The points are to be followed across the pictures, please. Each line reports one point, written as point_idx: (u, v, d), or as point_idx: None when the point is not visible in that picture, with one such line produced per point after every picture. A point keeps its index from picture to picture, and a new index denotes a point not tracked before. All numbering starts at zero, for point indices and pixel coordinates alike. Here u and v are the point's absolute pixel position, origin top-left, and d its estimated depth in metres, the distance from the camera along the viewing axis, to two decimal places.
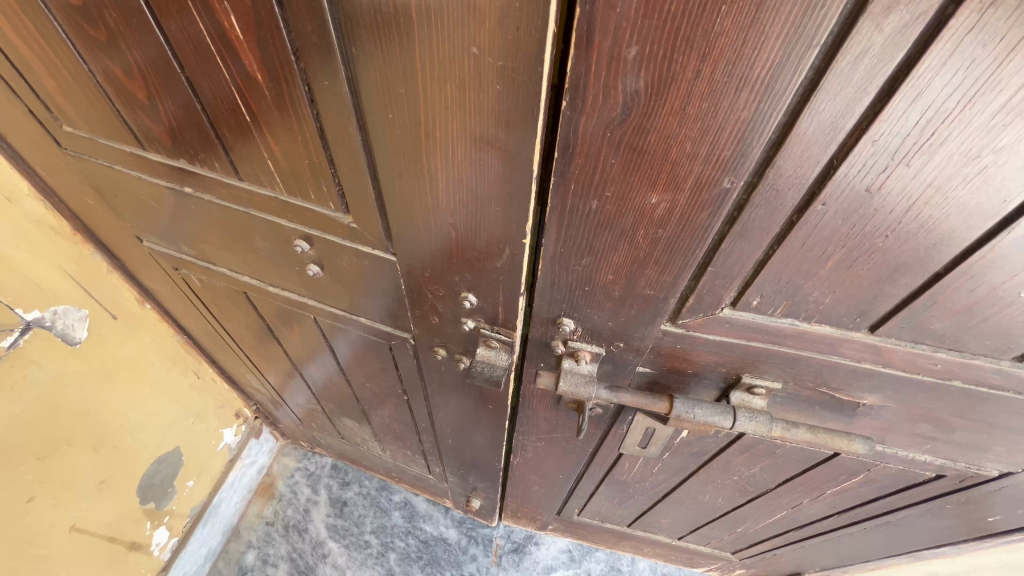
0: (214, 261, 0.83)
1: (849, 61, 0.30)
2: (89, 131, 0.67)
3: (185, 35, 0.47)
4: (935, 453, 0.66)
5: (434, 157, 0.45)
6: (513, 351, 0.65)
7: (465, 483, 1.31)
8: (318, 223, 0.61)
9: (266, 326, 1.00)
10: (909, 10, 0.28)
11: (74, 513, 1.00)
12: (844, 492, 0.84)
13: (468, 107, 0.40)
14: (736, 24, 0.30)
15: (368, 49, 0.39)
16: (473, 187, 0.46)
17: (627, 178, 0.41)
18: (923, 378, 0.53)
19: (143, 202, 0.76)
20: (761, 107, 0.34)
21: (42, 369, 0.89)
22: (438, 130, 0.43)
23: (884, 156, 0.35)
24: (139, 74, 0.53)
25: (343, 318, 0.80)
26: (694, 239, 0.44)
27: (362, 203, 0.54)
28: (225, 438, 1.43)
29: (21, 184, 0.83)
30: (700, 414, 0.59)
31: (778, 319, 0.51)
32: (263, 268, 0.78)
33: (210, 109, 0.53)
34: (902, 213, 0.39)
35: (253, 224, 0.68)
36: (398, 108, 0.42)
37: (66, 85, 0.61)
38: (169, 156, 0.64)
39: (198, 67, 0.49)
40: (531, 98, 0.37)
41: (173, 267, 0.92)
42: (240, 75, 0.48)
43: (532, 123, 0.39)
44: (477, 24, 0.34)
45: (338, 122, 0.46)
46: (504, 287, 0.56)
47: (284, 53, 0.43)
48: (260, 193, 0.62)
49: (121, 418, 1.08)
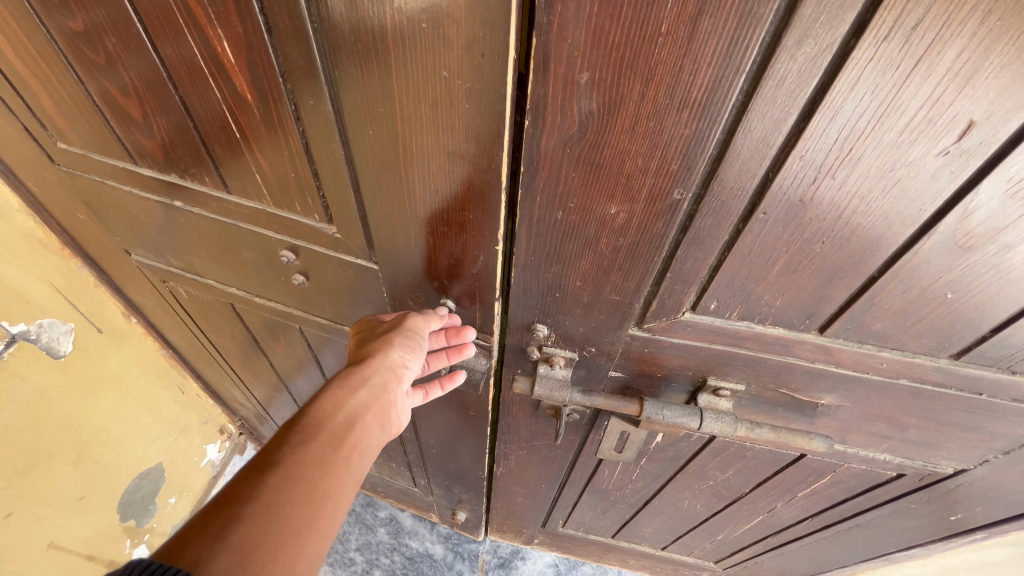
0: (202, 273, 0.85)
1: (772, 86, 0.35)
2: (83, 147, 0.70)
3: (179, 57, 0.50)
4: (893, 452, 0.70)
5: (411, 170, 0.49)
6: (490, 356, 0.68)
7: (450, 495, 1.31)
8: (304, 234, 0.64)
9: (253, 339, 1.01)
10: (817, 43, 0.32)
11: (52, 530, 0.99)
12: (814, 494, 0.87)
13: (441, 125, 0.43)
14: (673, 53, 0.34)
15: (350, 73, 0.43)
16: (449, 198, 0.50)
17: (588, 190, 0.44)
18: (873, 377, 0.57)
19: (134, 216, 0.79)
20: (701, 126, 0.38)
21: (24, 381, 0.91)
22: (414, 146, 0.46)
23: (812, 169, 0.39)
24: (134, 94, 0.57)
25: (329, 327, 0.82)
26: (653, 246, 0.48)
27: (345, 215, 0.58)
28: (209, 453, 1.42)
29: (12, 199, 0.86)
30: (669, 415, 0.63)
31: (735, 322, 0.55)
32: (251, 280, 0.80)
33: (203, 128, 0.57)
34: (833, 221, 0.43)
35: (241, 237, 0.71)
36: (377, 126, 0.46)
37: (64, 104, 0.64)
38: (160, 171, 0.67)
39: (190, 87, 0.53)
40: (497, 117, 0.41)
41: (161, 280, 0.94)
42: (233, 100, 0.51)
43: (497, 138, 0.42)
44: (445, 51, 0.38)
45: (321, 138, 0.50)
46: (479, 294, 0.59)
47: (273, 79, 0.47)
48: (248, 206, 0.64)
49: (103, 432, 1.08)
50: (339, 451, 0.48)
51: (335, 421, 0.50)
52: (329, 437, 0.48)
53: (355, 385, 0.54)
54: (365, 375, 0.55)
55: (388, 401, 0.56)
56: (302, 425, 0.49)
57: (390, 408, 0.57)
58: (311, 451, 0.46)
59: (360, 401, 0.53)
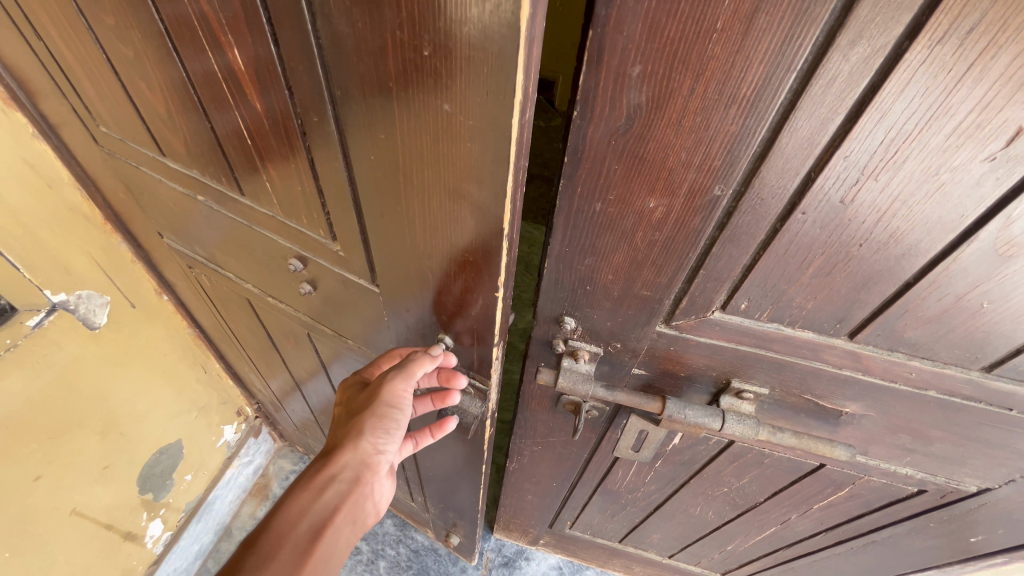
0: (223, 266, 0.88)
1: (822, 85, 0.35)
2: (119, 132, 0.73)
3: (199, 65, 0.53)
4: (915, 466, 0.69)
5: (413, 199, 0.50)
6: (486, 399, 0.70)
7: (444, 516, 1.31)
8: (311, 245, 0.66)
9: (268, 335, 1.03)
10: (870, 44, 0.33)
11: (76, 497, 1.02)
12: (830, 507, 0.86)
13: (442, 159, 0.45)
14: (726, 49, 0.35)
15: (354, 98, 0.44)
16: (447, 230, 0.51)
17: (628, 183, 0.45)
18: (900, 387, 0.57)
19: (164, 204, 0.82)
20: (746, 122, 0.39)
21: (61, 350, 0.94)
22: (415, 177, 0.48)
23: (855, 170, 0.40)
24: (161, 90, 0.60)
25: (334, 336, 0.84)
26: (688, 242, 0.49)
27: (348, 234, 0.60)
28: (225, 434, 1.46)
29: (62, 171, 0.88)
30: (691, 415, 0.63)
31: (764, 324, 0.55)
32: (266, 280, 0.83)
33: (221, 136, 0.60)
34: (872, 224, 0.43)
35: (255, 238, 0.74)
36: (380, 150, 0.47)
37: (103, 93, 0.67)
38: (185, 166, 0.70)
39: (210, 94, 0.56)
40: (499, 156, 0.42)
41: (188, 266, 0.97)
42: (250, 113, 0.54)
43: (499, 180, 0.43)
44: (447, 87, 0.39)
45: (327, 156, 0.52)
46: (479, 334, 0.61)
47: (282, 95, 0.49)
48: (260, 211, 0.67)
49: (130, 406, 1.11)
50: (300, 563, 0.54)
51: (298, 529, 0.57)
52: (291, 551, 0.55)
53: (321, 485, 0.62)
54: (331, 473, 0.63)
55: (356, 492, 0.64)
56: (265, 539, 0.56)
57: (359, 497, 0.65)
58: (277, 562, 0.53)
59: (325, 503, 0.61)
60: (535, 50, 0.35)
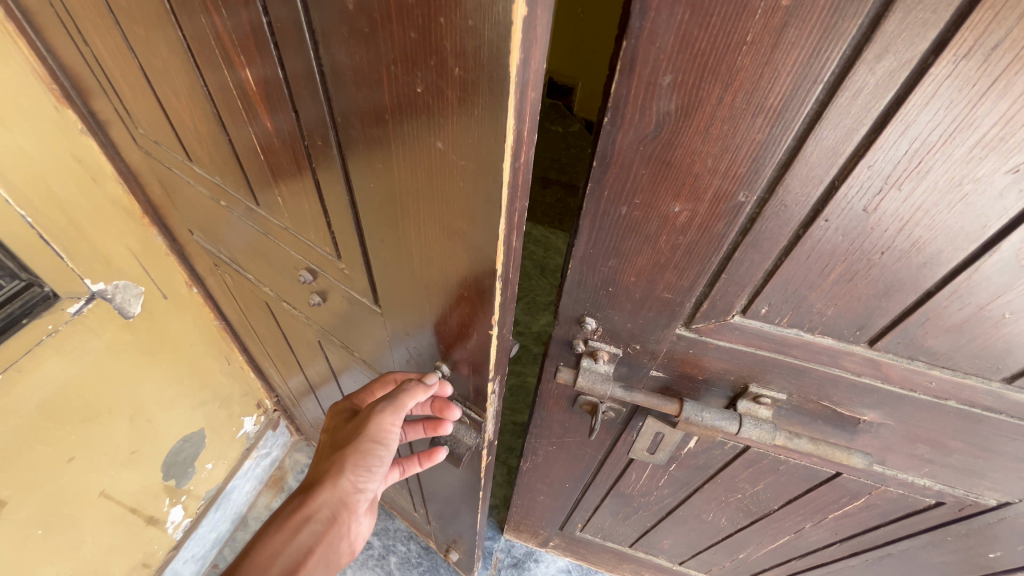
0: (245, 268, 0.92)
1: (848, 97, 0.37)
2: (152, 135, 0.78)
3: (217, 84, 0.57)
4: (933, 478, 0.69)
5: (411, 227, 0.52)
6: (483, 429, 0.71)
7: (445, 531, 1.31)
8: (319, 260, 0.69)
9: (284, 337, 1.06)
10: (896, 58, 0.34)
11: (104, 479, 1.07)
12: (845, 517, 0.86)
13: (437, 192, 0.46)
14: (755, 61, 0.36)
15: (353, 127, 0.47)
16: (443, 261, 0.53)
17: (655, 188, 0.47)
18: (919, 396, 0.58)
19: (192, 205, 0.87)
20: (773, 131, 0.40)
21: (97, 338, 0.98)
22: (412, 208, 0.50)
23: (879, 179, 0.41)
24: (185, 101, 0.64)
25: (341, 346, 0.87)
26: (711, 246, 0.50)
27: (352, 253, 0.63)
28: (245, 426, 1.49)
29: (106, 166, 0.92)
30: (708, 418, 0.64)
31: (784, 329, 0.56)
32: (280, 285, 0.86)
33: (238, 149, 0.64)
34: (895, 232, 0.44)
35: (271, 246, 0.77)
36: (379, 179, 0.49)
37: (139, 100, 0.72)
38: (209, 173, 0.74)
39: (228, 112, 0.59)
40: (487, 192, 0.43)
41: (214, 263, 1.02)
42: (262, 131, 0.57)
43: (488, 218, 0.44)
44: (439, 124, 0.41)
45: (331, 179, 0.55)
46: (478, 365, 0.62)
47: (290, 118, 0.52)
48: (274, 222, 0.71)
49: (158, 394, 1.15)
50: None
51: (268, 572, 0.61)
52: None
53: (297, 525, 0.65)
54: (307, 513, 0.66)
55: (332, 529, 0.67)
56: None
57: (334, 535, 0.68)
58: None
59: (297, 544, 0.64)
60: (529, 97, 0.36)
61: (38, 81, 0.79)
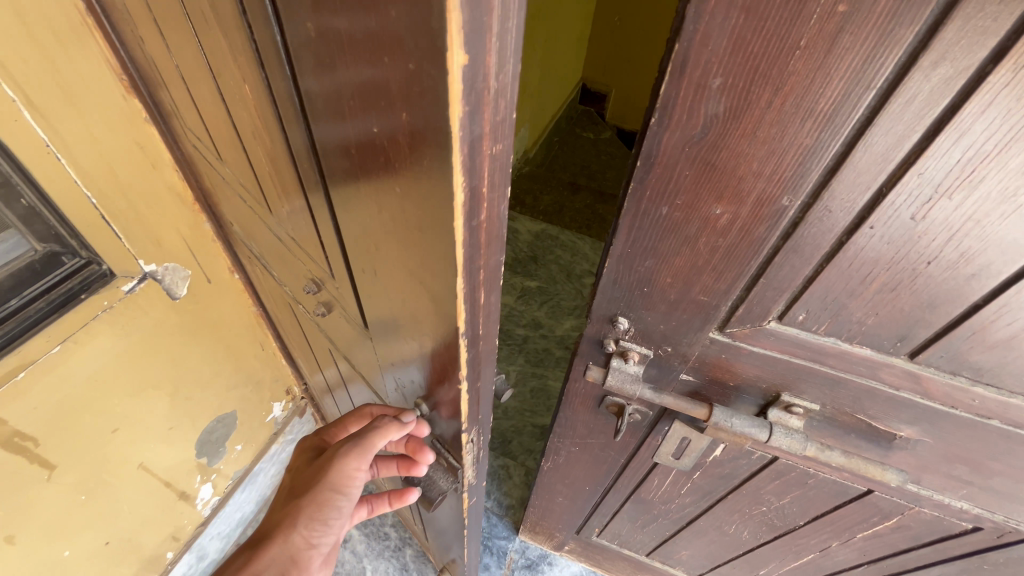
0: (270, 267, 0.96)
1: (901, 103, 0.37)
2: (195, 133, 0.84)
3: (231, 99, 0.60)
4: (972, 501, 0.67)
5: (384, 262, 0.51)
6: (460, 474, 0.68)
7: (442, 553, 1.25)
8: (320, 273, 0.73)
9: (305, 336, 1.10)
10: (953, 65, 0.34)
11: (143, 452, 1.12)
12: (875, 538, 0.84)
13: (400, 234, 0.44)
14: (807, 66, 0.37)
15: (330, 157, 0.47)
16: (414, 303, 0.50)
17: (697, 189, 0.48)
18: (960, 414, 0.56)
19: (229, 199, 0.93)
20: (822, 136, 0.40)
21: (147, 316, 1.03)
22: (382, 244, 0.48)
23: (928, 188, 0.41)
24: (211, 109, 0.69)
25: (343, 355, 0.90)
26: (751, 250, 0.50)
27: (343, 274, 0.64)
28: (274, 411, 1.53)
29: (166, 154, 0.98)
30: (738, 424, 0.64)
31: (821, 337, 0.56)
32: (295, 290, 0.90)
33: (253, 159, 0.67)
34: (943, 242, 0.44)
35: (286, 253, 0.82)
36: (355, 209, 0.49)
37: (183, 102, 0.78)
38: (236, 175, 0.79)
39: (241, 125, 0.63)
40: (439, 249, 0.39)
41: (251, 258, 1.08)
42: (267, 148, 0.60)
43: (446, 274, 0.40)
44: (395, 169, 0.39)
45: (318, 202, 0.56)
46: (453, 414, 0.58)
47: (282, 139, 0.55)
48: (285, 231, 0.75)
49: (197, 374, 1.20)
50: None
51: None
52: None
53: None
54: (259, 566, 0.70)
55: None
56: None
57: None
58: None
59: None
60: (488, 149, 0.32)
61: (111, 72, 0.84)
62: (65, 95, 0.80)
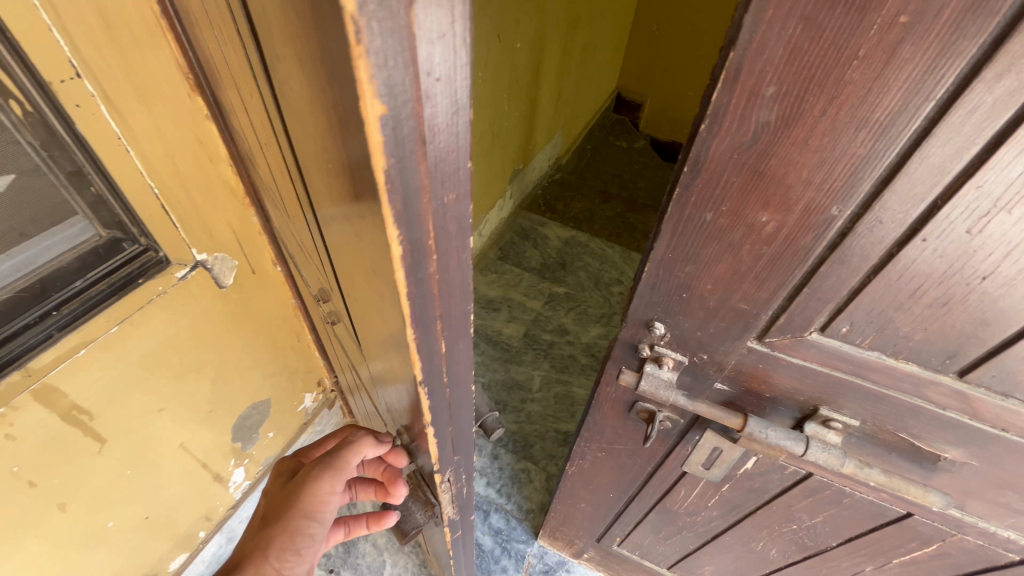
0: (299, 270, 1.01)
1: (961, 114, 0.37)
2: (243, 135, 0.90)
3: (245, 115, 0.64)
4: (1020, 530, 0.65)
5: (359, 287, 0.52)
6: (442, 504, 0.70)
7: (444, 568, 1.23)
8: (324, 283, 0.76)
9: (329, 338, 1.15)
10: (1019, 78, 0.34)
11: (183, 433, 1.17)
12: (912, 564, 0.81)
13: (363, 264, 0.44)
14: (865, 75, 0.37)
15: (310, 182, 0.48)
16: (384, 330, 0.51)
17: (744, 196, 0.48)
18: (1011, 437, 0.55)
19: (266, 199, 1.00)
20: (876, 145, 0.40)
21: (196, 303, 1.06)
22: (355, 271, 0.49)
23: (987, 202, 0.40)
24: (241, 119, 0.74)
25: (352, 362, 0.94)
26: (796, 259, 0.50)
27: (339, 288, 0.67)
28: (305, 402, 1.58)
29: (222, 150, 0.98)
30: (774, 436, 0.63)
31: (865, 351, 0.55)
32: (312, 296, 0.94)
33: (268, 169, 0.71)
34: (1000, 257, 0.43)
35: (304, 259, 0.86)
36: (334, 233, 0.50)
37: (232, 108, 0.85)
38: (266, 179, 0.84)
39: (255, 138, 0.66)
40: (388, 288, 0.39)
41: (289, 257, 1.14)
42: (274, 163, 0.63)
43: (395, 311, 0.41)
44: (348, 205, 0.39)
45: (311, 221, 0.58)
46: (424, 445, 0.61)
47: (278, 157, 0.57)
48: (300, 238, 0.78)
49: (237, 361, 1.25)
50: None
51: None
52: None
53: None
54: None
55: None
56: None
57: None
58: None
59: None
60: (434, 193, 0.32)
61: (178, 70, 0.84)
62: (133, 87, 0.80)
